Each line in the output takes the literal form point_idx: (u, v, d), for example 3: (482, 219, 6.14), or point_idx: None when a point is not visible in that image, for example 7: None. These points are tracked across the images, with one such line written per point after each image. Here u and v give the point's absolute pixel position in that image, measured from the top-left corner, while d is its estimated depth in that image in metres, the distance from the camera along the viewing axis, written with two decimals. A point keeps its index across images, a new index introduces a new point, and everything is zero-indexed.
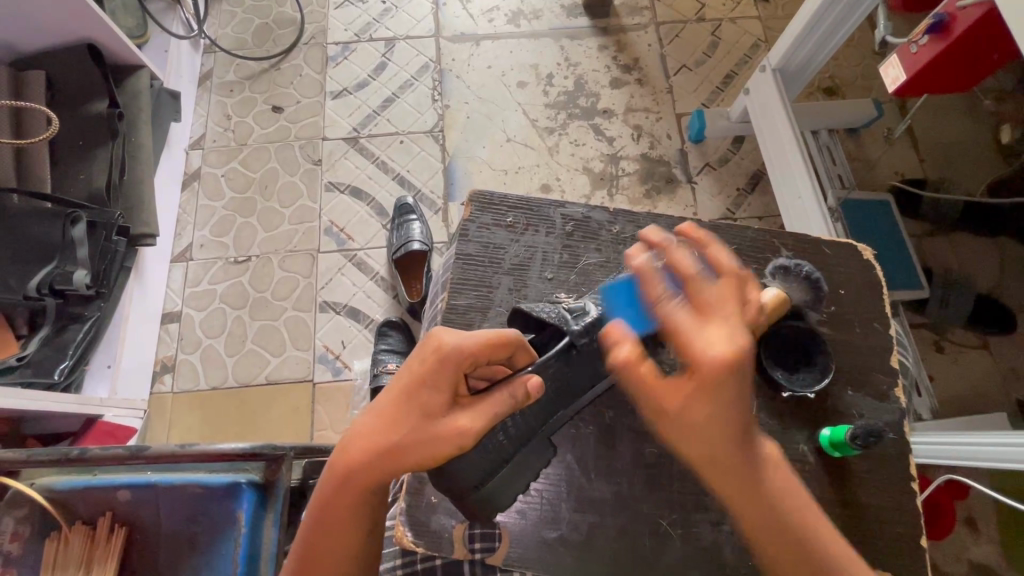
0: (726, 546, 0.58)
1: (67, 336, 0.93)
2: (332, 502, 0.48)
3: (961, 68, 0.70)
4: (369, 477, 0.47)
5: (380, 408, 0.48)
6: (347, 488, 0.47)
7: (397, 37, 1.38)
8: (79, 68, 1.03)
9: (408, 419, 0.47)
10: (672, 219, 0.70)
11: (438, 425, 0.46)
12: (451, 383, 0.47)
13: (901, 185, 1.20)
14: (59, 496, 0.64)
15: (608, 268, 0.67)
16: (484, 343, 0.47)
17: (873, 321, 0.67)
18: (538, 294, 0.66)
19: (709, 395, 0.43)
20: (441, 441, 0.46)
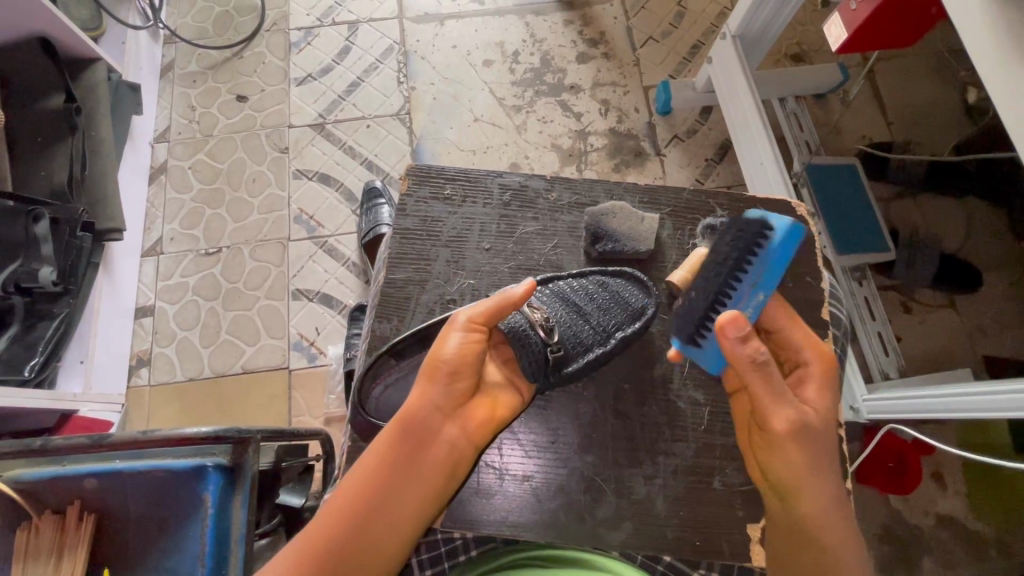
0: (659, 501, 0.60)
1: (37, 333, 0.93)
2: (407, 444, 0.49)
3: (901, 24, 0.70)
4: (398, 441, 0.49)
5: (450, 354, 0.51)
6: (381, 456, 0.48)
7: (360, 19, 1.36)
8: (32, 64, 1.01)
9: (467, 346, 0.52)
10: (608, 184, 0.71)
11: (454, 373, 0.51)
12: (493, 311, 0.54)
13: (866, 148, 1.20)
14: (27, 487, 0.65)
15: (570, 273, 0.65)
16: (487, 308, 0.53)
17: (804, 275, 0.69)
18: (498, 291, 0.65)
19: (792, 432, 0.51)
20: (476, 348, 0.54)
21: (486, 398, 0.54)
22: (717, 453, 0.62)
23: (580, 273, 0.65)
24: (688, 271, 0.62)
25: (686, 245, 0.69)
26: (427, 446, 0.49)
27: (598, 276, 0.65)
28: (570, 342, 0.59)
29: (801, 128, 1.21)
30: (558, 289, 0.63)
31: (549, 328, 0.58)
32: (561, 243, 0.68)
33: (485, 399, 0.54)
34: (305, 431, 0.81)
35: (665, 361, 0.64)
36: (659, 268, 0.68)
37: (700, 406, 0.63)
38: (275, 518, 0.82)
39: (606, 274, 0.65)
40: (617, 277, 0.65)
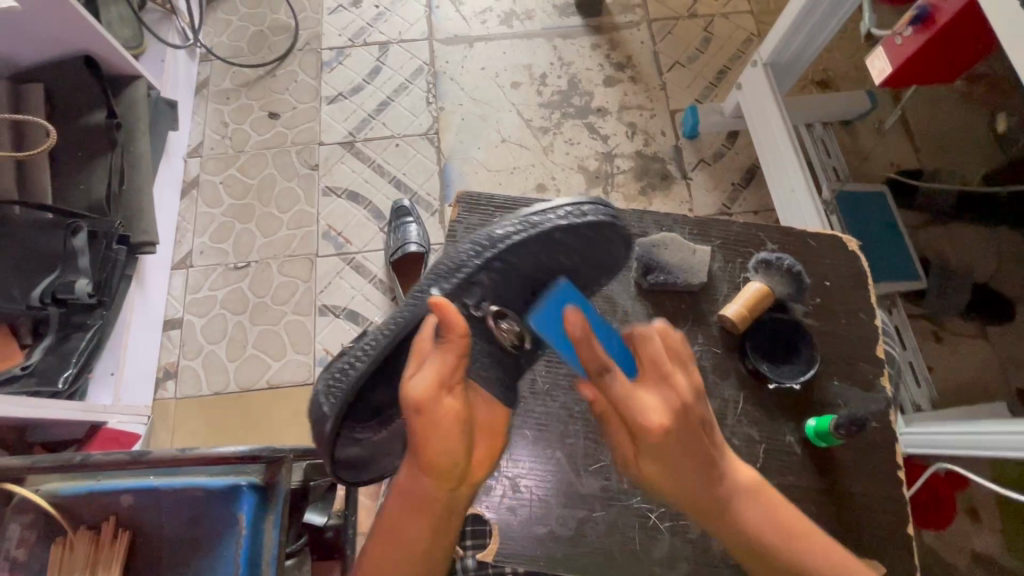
0: (714, 539, 0.62)
1: (71, 344, 0.94)
2: (399, 520, 0.51)
3: (946, 57, 0.72)
4: (411, 509, 0.50)
5: (442, 429, 0.47)
6: (397, 521, 0.51)
7: (391, 40, 1.39)
8: (77, 80, 1.04)
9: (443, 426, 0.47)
10: (658, 215, 0.74)
11: (448, 463, 0.48)
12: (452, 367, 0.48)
13: (895, 175, 1.20)
14: (63, 502, 0.65)
15: (529, 238, 0.53)
16: (439, 374, 0.47)
17: (859, 312, 0.72)
18: (453, 266, 0.53)
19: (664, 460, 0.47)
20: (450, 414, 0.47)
21: (484, 440, 0.51)
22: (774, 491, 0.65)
23: (539, 231, 0.53)
24: (743, 306, 0.67)
25: (738, 280, 0.72)
26: (440, 511, 0.50)
27: (561, 233, 0.53)
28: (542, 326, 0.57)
29: (829, 155, 1.21)
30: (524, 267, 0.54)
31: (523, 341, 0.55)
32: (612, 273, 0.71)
33: (488, 442, 0.52)
34: (334, 452, 0.81)
35: (718, 397, 0.67)
36: (709, 299, 0.71)
37: (756, 443, 0.66)
38: (300, 538, 0.82)
39: (569, 227, 0.53)
40: (581, 230, 0.53)
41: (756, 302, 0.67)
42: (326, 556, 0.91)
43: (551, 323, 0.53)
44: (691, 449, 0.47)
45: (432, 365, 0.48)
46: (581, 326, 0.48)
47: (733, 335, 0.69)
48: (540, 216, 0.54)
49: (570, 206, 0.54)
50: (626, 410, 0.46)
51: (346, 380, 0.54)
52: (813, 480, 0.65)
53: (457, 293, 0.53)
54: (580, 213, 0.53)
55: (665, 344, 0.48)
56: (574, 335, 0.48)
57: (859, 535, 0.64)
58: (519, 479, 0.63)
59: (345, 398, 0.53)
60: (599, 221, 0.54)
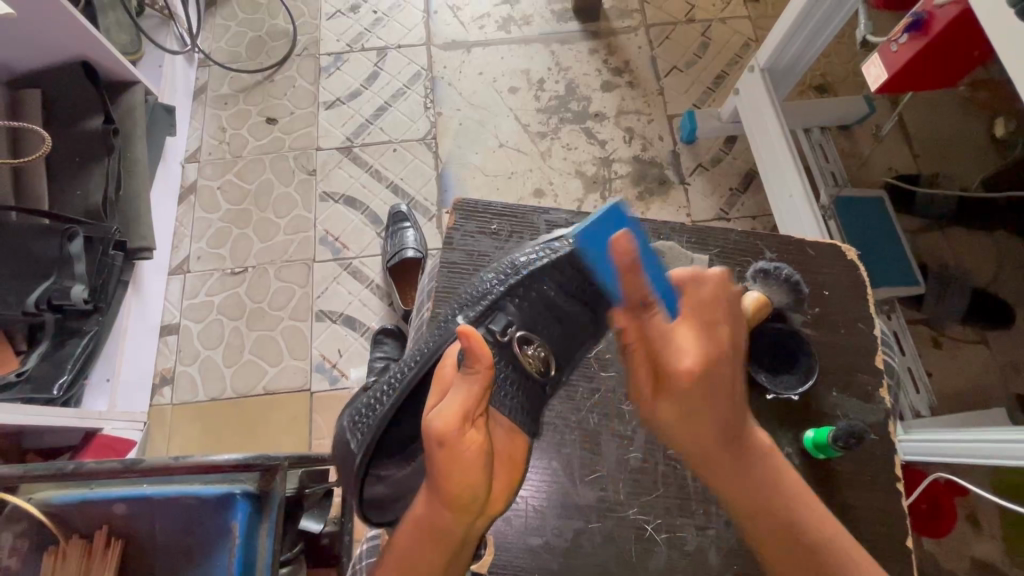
0: (711, 550, 0.62)
1: (66, 350, 0.93)
2: (414, 555, 0.48)
3: (942, 64, 0.71)
4: (428, 543, 0.48)
5: (468, 459, 0.46)
6: (410, 555, 0.48)
7: (389, 46, 1.39)
8: (73, 86, 1.04)
9: (468, 457, 0.46)
10: (655, 224, 0.74)
11: (469, 497, 0.47)
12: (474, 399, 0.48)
13: (894, 180, 1.19)
14: (57, 511, 0.64)
15: (550, 260, 0.57)
16: (461, 408, 0.47)
17: (857, 321, 0.71)
18: (478, 295, 0.57)
19: (686, 404, 0.49)
20: (474, 444, 0.47)
21: (504, 468, 0.51)
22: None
23: (556, 250, 0.57)
24: (742, 316, 0.65)
25: (735, 289, 0.72)
26: (458, 542, 0.49)
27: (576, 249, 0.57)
28: (564, 354, 0.58)
29: (827, 160, 1.21)
30: (548, 288, 0.57)
31: (546, 366, 0.56)
32: None
33: (505, 469, 0.51)
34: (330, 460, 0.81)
35: None
36: None
37: None
38: (296, 546, 0.81)
39: (583, 242, 0.57)
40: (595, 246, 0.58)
41: (756, 312, 0.66)
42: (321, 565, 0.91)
43: (600, 244, 0.56)
44: (721, 402, 0.49)
45: (459, 394, 0.48)
46: (629, 256, 0.52)
47: None
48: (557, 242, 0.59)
49: (587, 229, 0.59)
50: (662, 344, 0.50)
51: (376, 416, 0.55)
52: (810, 490, 0.65)
53: (482, 318, 0.56)
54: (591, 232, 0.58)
55: (714, 294, 0.52)
56: (619, 257, 0.53)
57: (857, 545, 0.64)
58: (515, 489, 0.63)
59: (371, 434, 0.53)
60: None
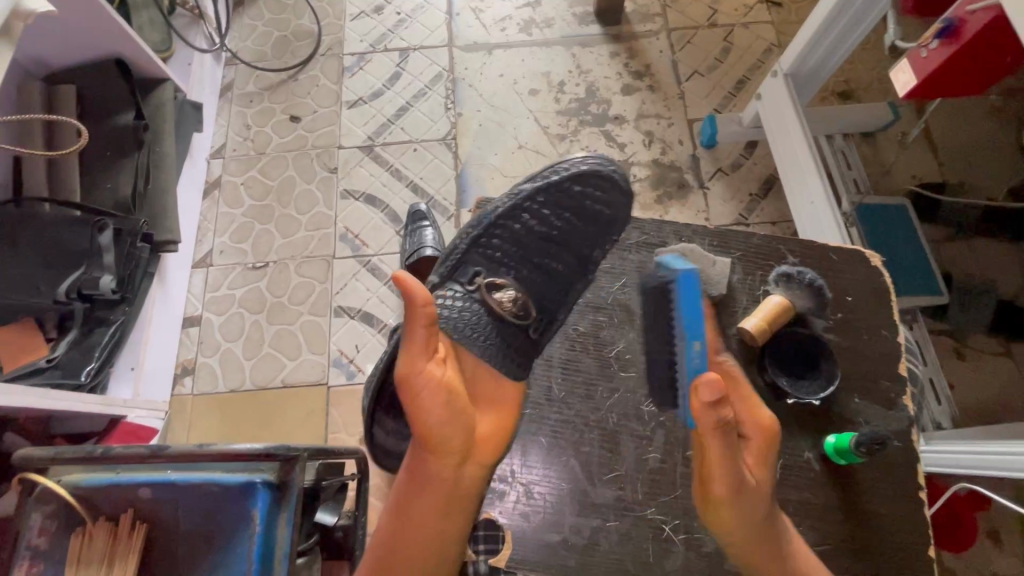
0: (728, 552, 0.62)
1: (94, 338, 0.95)
2: (410, 501, 0.54)
3: (973, 71, 0.71)
4: (424, 490, 0.54)
5: (430, 401, 0.51)
6: (406, 499, 0.54)
7: (412, 47, 1.40)
8: (107, 82, 1.07)
9: (437, 402, 0.51)
10: (677, 225, 0.74)
11: (443, 438, 0.52)
12: (429, 347, 0.52)
13: (918, 189, 1.18)
14: (85, 493, 0.66)
15: (515, 202, 0.65)
16: (411, 360, 0.51)
17: (881, 328, 0.71)
18: (450, 248, 0.64)
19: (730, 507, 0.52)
20: (437, 390, 0.51)
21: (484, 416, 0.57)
22: (790, 507, 0.64)
23: (525, 197, 0.65)
24: (762, 320, 0.66)
25: (756, 292, 0.71)
26: (448, 486, 0.54)
27: (551, 193, 0.65)
28: (543, 298, 0.64)
29: (850, 166, 1.19)
30: (518, 234, 0.65)
31: (520, 310, 0.62)
32: (631, 282, 0.72)
33: (488, 416, 0.57)
34: (347, 453, 0.82)
35: None
36: (726, 310, 0.71)
37: (772, 456, 0.65)
38: (312, 536, 0.82)
39: (551, 185, 0.65)
40: (566, 186, 0.64)
41: (776, 316, 0.66)
42: (336, 556, 0.91)
43: (694, 315, 0.52)
44: (740, 501, 0.52)
45: (416, 345, 0.51)
46: (718, 393, 0.47)
47: (751, 348, 0.68)
48: (528, 185, 0.65)
49: (555, 170, 0.65)
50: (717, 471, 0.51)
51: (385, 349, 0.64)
52: (829, 496, 0.64)
53: (460, 265, 0.64)
54: (566, 166, 0.65)
55: (715, 391, 0.48)
56: (706, 387, 0.48)
57: (878, 554, 0.63)
58: (533, 485, 0.63)
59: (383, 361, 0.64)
60: (584, 174, 0.64)
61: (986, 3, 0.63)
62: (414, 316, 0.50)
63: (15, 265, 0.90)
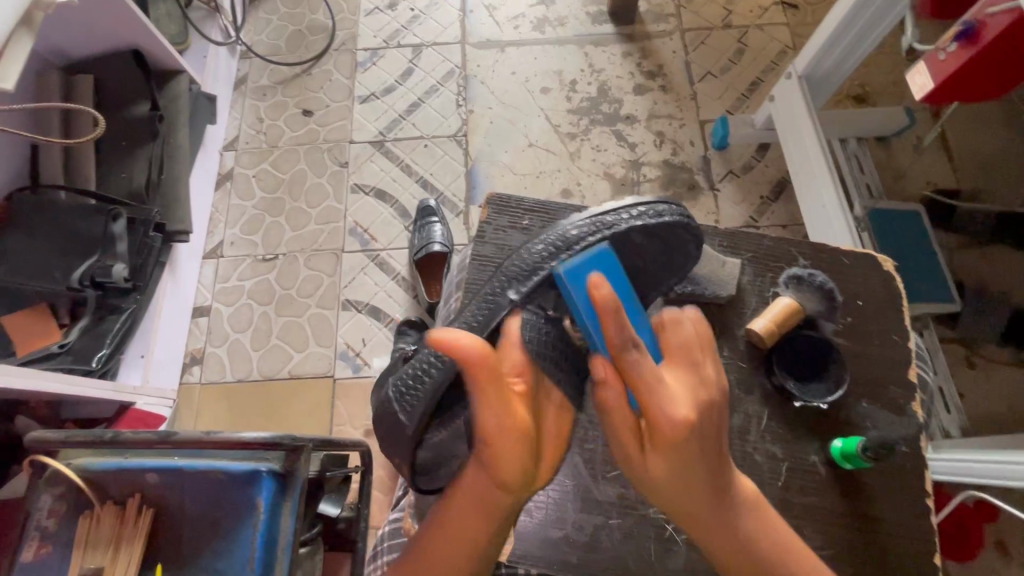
0: None
1: (106, 325, 0.97)
2: (453, 525, 0.51)
3: (992, 74, 0.70)
4: (473, 509, 0.50)
5: (507, 446, 0.46)
6: (450, 524, 0.51)
7: (425, 43, 1.41)
8: (124, 73, 1.08)
9: (512, 445, 0.46)
10: None
11: (522, 480, 0.48)
12: (500, 388, 0.46)
13: (932, 195, 1.16)
14: (93, 477, 0.67)
15: (605, 240, 0.54)
16: (482, 395, 0.45)
17: (891, 332, 0.70)
18: (529, 269, 0.54)
19: (679, 458, 0.47)
20: (513, 433, 0.46)
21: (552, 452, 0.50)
22: (795, 509, 0.64)
23: (617, 234, 0.54)
24: (772, 321, 0.66)
25: (766, 294, 0.71)
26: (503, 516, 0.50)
27: (638, 235, 0.55)
28: None
29: (862, 171, 1.18)
30: None
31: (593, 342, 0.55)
32: None
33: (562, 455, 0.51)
34: (351, 445, 0.82)
35: (741, 410, 0.66)
36: (735, 312, 0.70)
37: (778, 459, 0.65)
38: (315, 528, 0.84)
39: (645, 228, 0.55)
40: (655, 233, 0.55)
41: (787, 318, 0.67)
42: (338, 548, 0.92)
43: (580, 283, 0.51)
44: (706, 457, 0.47)
45: (485, 391, 0.46)
46: (611, 296, 0.45)
47: (760, 350, 0.68)
48: (614, 217, 0.55)
49: (641, 207, 0.56)
50: (654, 396, 0.46)
51: (427, 385, 0.54)
52: (835, 500, 0.64)
53: (534, 296, 0.53)
54: (653, 214, 0.55)
55: (697, 331, 0.49)
56: (600, 302, 0.45)
57: (882, 559, 0.63)
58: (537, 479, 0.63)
59: (429, 401, 0.53)
60: (674, 224, 0.56)
61: (1006, 6, 0.63)
62: (472, 360, 0.45)
63: (30, 252, 0.92)
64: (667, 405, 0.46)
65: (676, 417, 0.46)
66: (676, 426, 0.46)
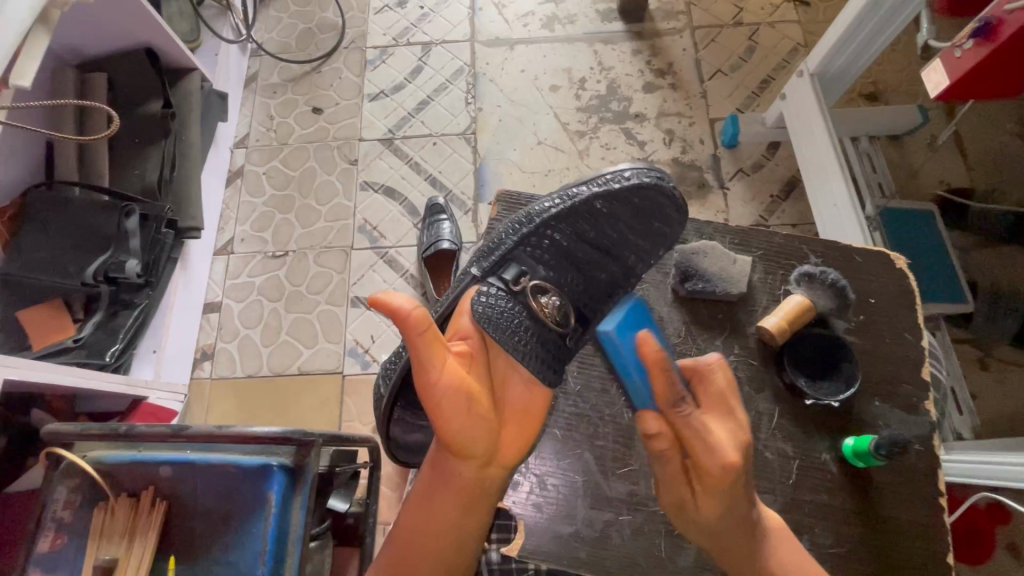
0: None
1: (118, 320, 0.98)
2: (424, 499, 0.56)
3: (1009, 72, 0.69)
4: (443, 484, 0.54)
5: (446, 406, 0.49)
6: (422, 497, 0.56)
7: (434, 41, 1.41)
8: (137, 71, 1.09)
9: (453, 409, 0.49)
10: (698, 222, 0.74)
11: (465, 443, 0.51)
12: (436, 352, 0.48)
13: (946, 194, 1.15)
14: (108, 469, 0.68)
15: (567, 209, 0.56)
16: (419, 353, 0.48)
17: (904, 331, 0.70)
18: (493, 245, 0.58)
19: (733, 502, 0.49)
20: (453, 397, 0.49)
21: (514, 419, 0.54)
22: (806, 508, 0.63)
23: (578, 201, 0.56)
24: (783, 319, 0.66)
25: (778, 292, 0.71)
26: (468, 488, 0.54)
27: (603, 202, 0.56)
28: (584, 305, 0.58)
29: (874, 170, 1.17)
30: (560, 238, 0.57)
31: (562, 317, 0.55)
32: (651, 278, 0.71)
33: (518, 425, 0.53)
34: (361, 440, 0.83)
35: (751, 408, 0.66)
36: (746, 310, 0.70)
37: (789, 457, 0.65)
38: (324, 522, 0.85)
39: (609, 192, 0.56)
40: (622, 195, 0.56)
41: (799, 316, 0.66)
42: (347, 543, 0.93)
43: (625, 339, 0.52)
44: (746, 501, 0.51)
45: (421, 353, 0.48)
46: (659, 353, 0.49)
47: (770, 347, 0.68)
48: (580, 187, 0.56)
49: (624, 172, 0.56)
50: (705, 443, 0.48)
51: (403, 356, 0.59)
52: (846, 499, 0.64)
53: (495, 269, 0.56)
54: (620, 178, 0.56)
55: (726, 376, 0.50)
56: (650, 359, 0.49)
57: (893, 559, 0.63)
58: (547, 476, 0.64)
59: (402, 372, 0.59)
60: (646, 187, 0.56)
61: None
62: (408, 324, 0.46)
63: (45, 248, 0.93)
64: (716, 451, 0.47)
65: (727, 461, 0.47)
66: (727, 471, 0.47)
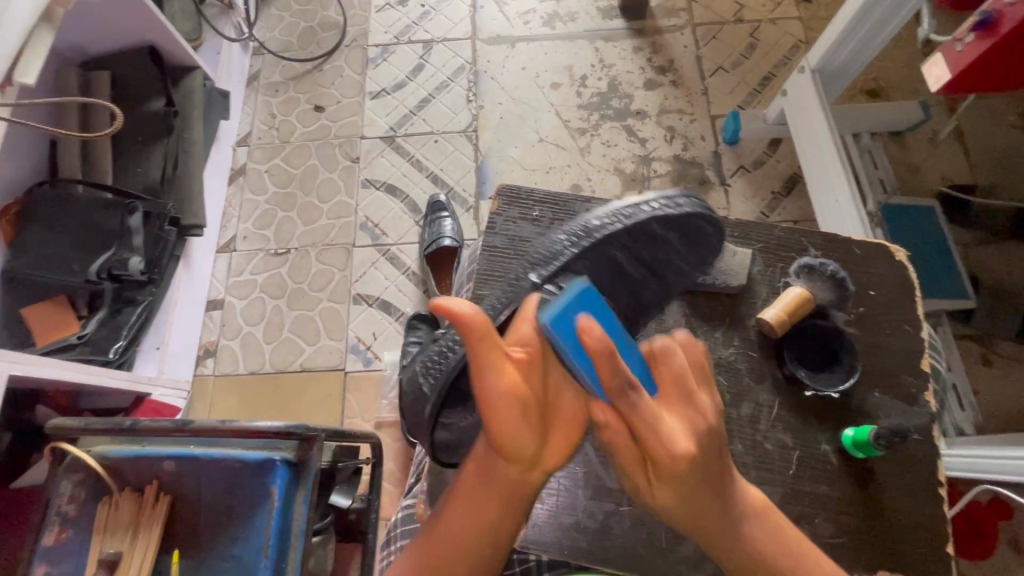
0: None
1: (122, 317, 0.99)
2: (458, 499, 0.52)
3: (1010, 65, 0.69)
4: (482, 487, 0.51)
5: (502, 408, 0.46)
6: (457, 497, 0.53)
7: (435, 39, 1.41)
8: (140, 69, 1.09)
9: (512, 410, 0.46)
10: None
11: (519, 448, 0.47)
12: (495, 353, 0.46)
13: (947, 189, 1.15)
14: (112, 464, 0.68)
15: (623, 228, 0.55)
16: (477, 353, 0.46)
17: (905, 323, 0.70)
18: (549, 255, 0.54)
19: (685, 490, 0.47)
20: (509, 398, 0.46)
21: (562, 426, 0.49)
22: (807, 500, 0.63)
23: (636, 223, 0.55)
24: (783, 310, 0.66)
25: (778, 285, 0.71)
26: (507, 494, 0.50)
27: (659, 225, 0.55)
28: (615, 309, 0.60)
29: (876, 165, 1.17)
30: (612, 256, 0.55)
31: None
32: None
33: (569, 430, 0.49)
34: (363, 435, 0.83)
35: (752, 401, 0.66)
36: (747, 303, 0.70)
37: (789, 449, 0.65)
38: (327, 517, 0.85)
39: (665, 217, 0.55)
40: (676, 223, 0.56)
41: (797, 307, 0.66)
42: (350, 538, 0.93)
43: (565, 327, 0.47)
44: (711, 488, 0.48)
45: (481, 356, 0.46)
46: (604, 341, 0.44)
47: (770, 338, 0.68)
48: (635, 208, 0.55)
49: (661, 199, 0.56)
50: (652, 430, 0.46)
51: (449, 360, 0.55)
52: (847, 491, 0.64)
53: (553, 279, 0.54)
54: (672, 203, 0.56)
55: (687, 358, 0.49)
56: (593, 348, 0.45)
57: (893, 550, 0.63)
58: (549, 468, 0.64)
59: (446, 378, 0.54)
60: (694, 215, 0.56)
61: None
62: (467, 326, 0.46)
63: (48, 245, 0.93)
64: (666, 439, 0.45)
65: (678, 448, 0.45)
66: (677, 460, 0.45)
